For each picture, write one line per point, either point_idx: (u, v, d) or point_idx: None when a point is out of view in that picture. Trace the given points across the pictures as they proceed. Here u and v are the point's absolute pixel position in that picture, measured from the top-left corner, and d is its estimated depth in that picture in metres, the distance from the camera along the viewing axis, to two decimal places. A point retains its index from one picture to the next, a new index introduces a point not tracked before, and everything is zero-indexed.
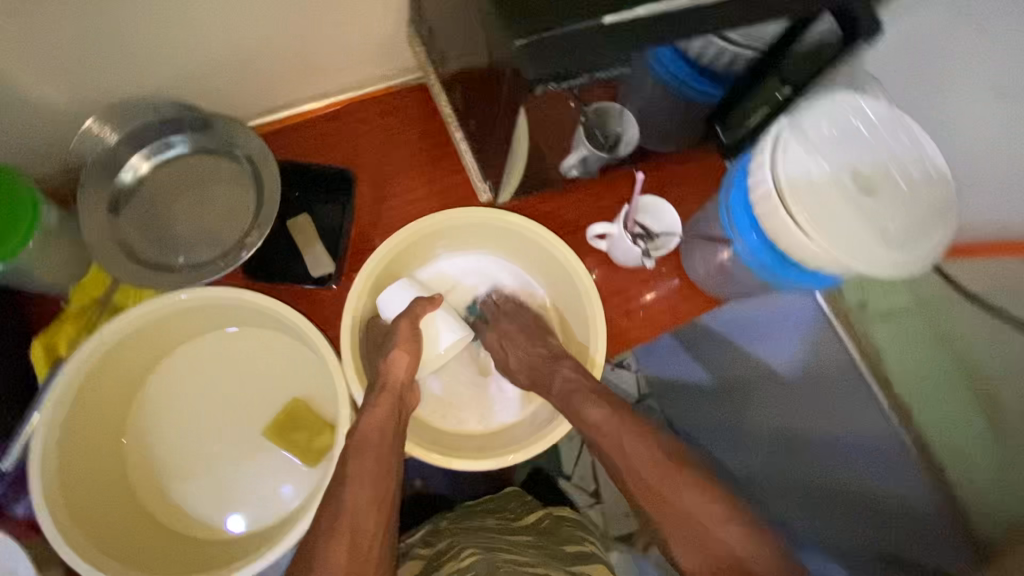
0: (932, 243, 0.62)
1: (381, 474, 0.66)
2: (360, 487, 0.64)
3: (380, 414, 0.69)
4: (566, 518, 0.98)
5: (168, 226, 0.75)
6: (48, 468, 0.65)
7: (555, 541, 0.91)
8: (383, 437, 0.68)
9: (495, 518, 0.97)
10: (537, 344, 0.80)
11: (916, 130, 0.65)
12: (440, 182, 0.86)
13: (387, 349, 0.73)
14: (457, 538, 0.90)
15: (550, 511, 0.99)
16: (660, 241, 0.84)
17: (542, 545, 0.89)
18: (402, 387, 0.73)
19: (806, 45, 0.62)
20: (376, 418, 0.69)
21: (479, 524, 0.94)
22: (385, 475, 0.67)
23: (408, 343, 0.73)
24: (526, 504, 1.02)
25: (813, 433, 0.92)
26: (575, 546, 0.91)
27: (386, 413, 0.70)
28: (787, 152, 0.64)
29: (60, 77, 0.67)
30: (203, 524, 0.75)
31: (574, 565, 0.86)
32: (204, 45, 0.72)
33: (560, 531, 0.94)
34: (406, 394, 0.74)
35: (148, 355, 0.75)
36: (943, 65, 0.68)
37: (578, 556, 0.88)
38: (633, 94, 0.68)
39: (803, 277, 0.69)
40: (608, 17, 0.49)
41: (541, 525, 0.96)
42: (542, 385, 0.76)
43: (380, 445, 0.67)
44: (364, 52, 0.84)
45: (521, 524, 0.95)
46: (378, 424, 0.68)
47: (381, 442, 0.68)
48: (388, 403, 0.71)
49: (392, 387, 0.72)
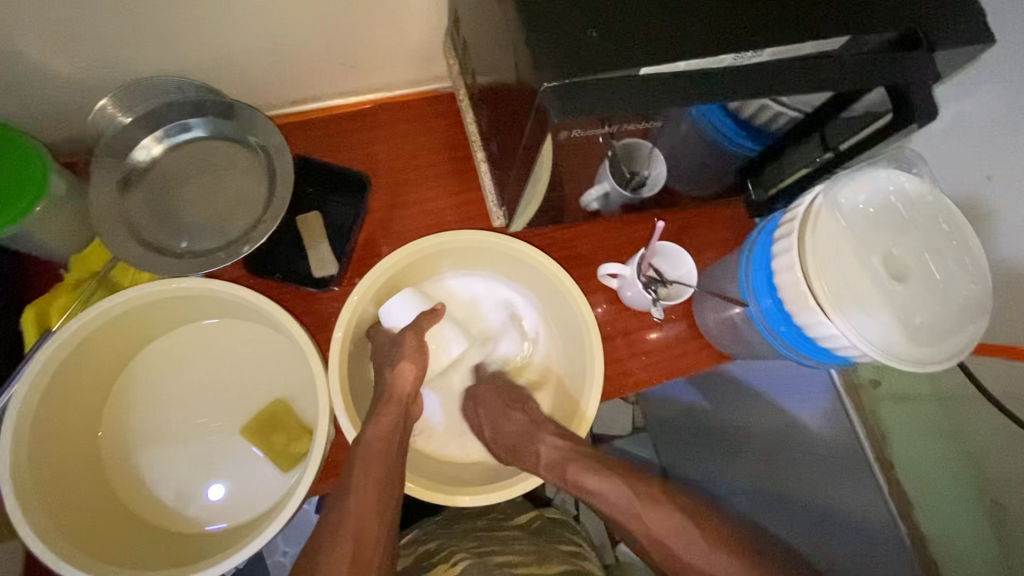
0: (960, 341, 0.59)
1: (384, 486, 0.66)
2: (364, 497, 0.65)
3: (380, 427, 0.69)
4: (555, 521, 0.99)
5: (174, 208, 0.74)
6: (20, 442, 0.64)
7: (548, 541, 0.90)
8: (385, 449, 0.67)
9: (486, 518, 0.94)
10: (515, 412, 0.77)
11: (960, 218, 0.61)
12: (455, 197, 0.84)
13: (394, 359, 0.73)
14: (445, 541, 0.86)
15: (542, 513, 1.00)
16: (672, 289, 0.80)
17: (535, 542, 0.88)
18: (407, 402, 0.72)
19: (852, 115, 0.59)
20: (380, 430, 0.68)
21: (470, 524, 0.91)
22: (391, 488, 0.67)
23: (412, 354, 0.73)
24: (516, 505, 1.00)
25: (809, 496, 0.90)
26: (568, 545, 0.91)
27: (391, 424, 0.70)
28: (817, 225, 0.61)
29: (86, 47, 0.67)
30: (167, 515, 0.74)
31: (571, 560, 0.86)
32: (236, 31, 0.70)
33: (551, 532, 0.94)
34: (410, 408, 0.73)
35: (139, 335, 0.75)
36: (996, 153, 0.64)
37: (570, 556, 0.88)
38: (665, 136, 0.65)
39: (817, 352, 0.66)
40: (646, 68, 0.50)
41: (533, 526, 0.95)
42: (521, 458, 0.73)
43: (381, 456, 0.67)
44: (397, 57, 0.82)
45: (513, 524, 0.94)
46: (381, 436, 0.68)
47: (381, 454, 0.67)
48: (395, 412, 0.71)
49: (397, 399, 0.71)
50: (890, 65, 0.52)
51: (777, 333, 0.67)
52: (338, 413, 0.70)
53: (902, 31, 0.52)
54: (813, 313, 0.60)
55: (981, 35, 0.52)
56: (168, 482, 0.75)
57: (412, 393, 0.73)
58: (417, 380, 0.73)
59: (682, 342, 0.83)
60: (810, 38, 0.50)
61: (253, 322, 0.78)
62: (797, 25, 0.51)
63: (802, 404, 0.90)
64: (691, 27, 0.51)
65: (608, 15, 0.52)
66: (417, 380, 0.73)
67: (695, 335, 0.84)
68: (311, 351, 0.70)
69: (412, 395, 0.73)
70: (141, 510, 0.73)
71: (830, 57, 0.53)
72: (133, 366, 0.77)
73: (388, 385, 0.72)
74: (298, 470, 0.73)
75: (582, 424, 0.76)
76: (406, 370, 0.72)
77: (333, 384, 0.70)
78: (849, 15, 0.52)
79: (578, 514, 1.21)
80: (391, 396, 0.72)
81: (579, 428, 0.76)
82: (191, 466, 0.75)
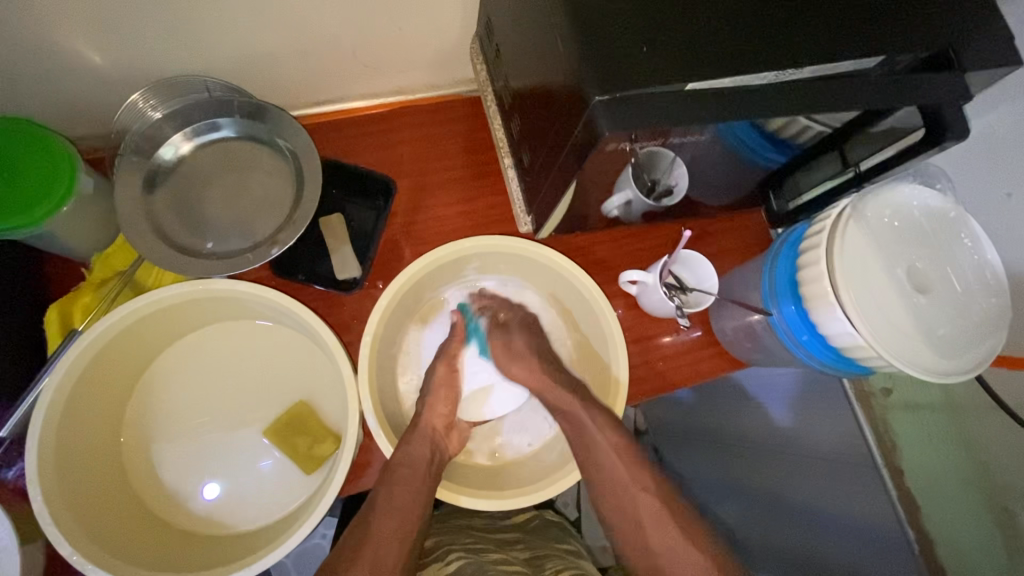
0: (980, 354, 0.60)
1: (405, 513, 0.69)
2: (387, 518, 0.68)
3: (419, 456, 0.71)
4: (551, 521, 0.99)
5: (199, 208, 0.74)
6: (46, 445, 0.64)
7: (542, 540, 0.90)
8: (414, 475, 0.70)
9: (482, 518, 0.93)
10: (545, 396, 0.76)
11: (979, 232, 0.63)
12: (478, 200, 0.84)
13: (424, 391, 0.78)
14: (441, 539, 0.85)
15: (539, 514, 1.00)
16: (693, 296, 0.80)
17: (531, 541, 0.88)
18: (436, 434, 0.75)
19: (879, 129, 0.60)
20: (408, 456, 0.71)
21: (466, 522, 0.90)
22: (412, 512, 0.69)
23: (442, 383, 0.79)
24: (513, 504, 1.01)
25: (812, 505, 0.92)
26: (564, 543, 0.92)
27: (423, 455, 0.72)
28: (845, 237, 0.62)
29: (118, 46, 0.67)
30: (191, 518, 0.73)
31: (568, 558, 0.86)
32: (267, 30, 0.70)
33: (548, 531, 0.94)
34: (439, 441, 0.75)
35: (164, 335, 0.75)
36: (1014, 171, 0.66)
37: (569, 552, 0.89)
38: (695, 150, 0.66)
39: (841, 363, 0.67)
40: (692, 84, 0.51)
41: (530, 525, 0.95)
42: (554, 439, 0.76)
43: (408, 483, 0.70)
44: (423, 61, 0.83)
45: (511, 523, 0.94)
46: (415, 465, 0.71)
47: (412, 479, 0.70)
48: (425, 442, 0.73)
49: (427, 432, 0.74)
50: (920, 84, 0.54)
51: (800, 341, 0.68)
52: (368, 415, 0.71)
53: (935, 50, 0.54)
54: (840, 324, 0.61)
55: (1010, 55, 0.54)
56: (192, 485, 0.74)
57: (442, 425, 0.76)
58: (447, 413, 0.77)
59: (698, 348, 0.84)
60: (850, 56, 0.52)
61: (276, 323, 0.78)
62: (837, 45, 0.52)
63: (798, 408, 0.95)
64: (737, 44, 0.52)
65: (654, 29, 0.53)
66: (445, 417, 0.77)
67: (712, 342, 0.85)
68: (342, 356, 0.70)
69: (445, 428, 0.77)
70: (162, 512, 0.73)
71: (865, 76, 0.54)
72: (156, 366, 0.77)
73: (421, 414, 0.75)
74: (323, 473, 0.73)
75: (617, 399, 0.77)
76: (438, 403, 0.77)
77: (363, 390, 0.71)
78: (886, 35, 0.53)
79: (579, 518, 1.23)
80: (425, 428, 0.74)
81: (614, 403, 0.78)
82: (213, 469, 0.75)
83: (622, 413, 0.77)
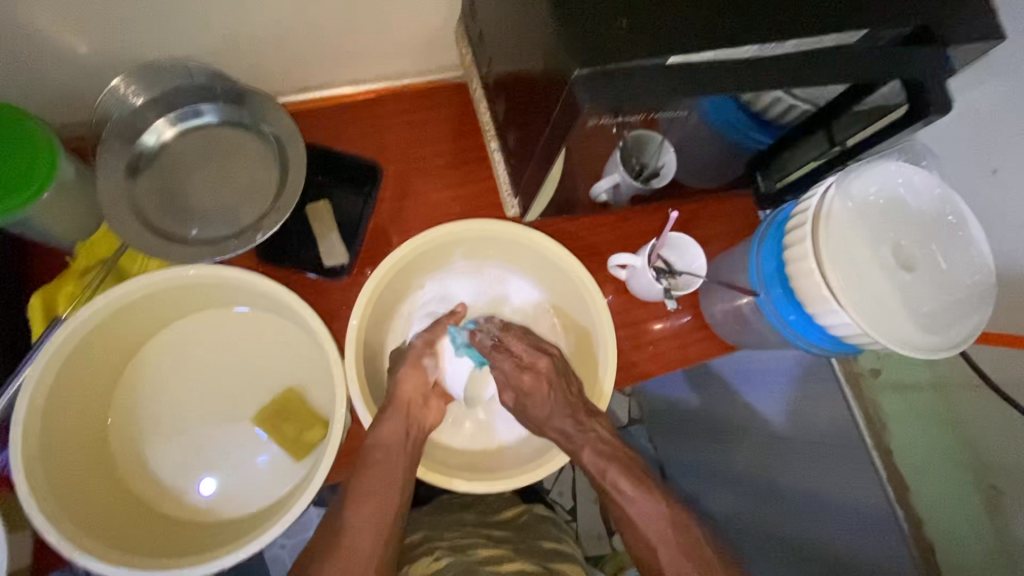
0: (965, 331, 0.60)
1: (383, 495, 0.69)
2: (360, 509, 0.68)
3: (391, 434, 0.70)
4: (543, 518, 0.97)
5: (183, 195, 0.74)
6: (29, 435, 0.63)
7: (532, 538, 0.89)
8: (389, 456, 0.70)
9: (472, 511, 0.93)
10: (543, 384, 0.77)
11: (965, 209, 0.63)
12: (467, 186, 0.83)
13: (399, 369, 0.77)
14: (432, 533, 0.86)
15: (530, 509, 0.98)
16: (683, 279, 0.79)
17: (519, 540, 0.87)
18: (412, 409, 0.74)
19: (864, 105, 0.60)
20: (383, 437, 0.70)
21: (456, 516, 0.91)
22: (391, 496, 0.70)
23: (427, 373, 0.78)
24: (505, 499, 0.99)
25: (794, 488, 0.94)
26: (552, 543, 0.90)
27: (396, 433, 0.71)
28: (829, 213, 0.62)
29: (91, 31, 0.65)
30: (181, 505, 0.73)
31: (552, 561, 0.85)
32: (246, 15, 0.69)
33: (537, 528, 0.92)
34: (417, 412, 0.74)
35: (151, 323, 0.75)
36: (1001, 145, 0.66)
37: (554, 555, 0.87)
38: (681, 131, 0.65)
39: (825, 340, 0.67)
40: (673, 58, 0.50)
41: (518, 521, 0.94)
42: (530, 415, 0.77)
43: (383, 466, 0.70)
44: (409, 45, 0.82)
45: (499, 519, 0.93)
46: (386, 445, 0.70)
47: (385, 461, 0.70)
48: (401, 422, 0.71)
49: (401, 407, 0.72)
50: (904, 60, 0.54)
51: (787, 322, 0.68)
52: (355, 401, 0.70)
53: (917, 26, 0.54)
54: (825, 302, 0.61)
55: (990, 30, 0.54)
56: (182, 474, 0.74)
57: (418, 397, 0.75)
58: (423, 388, 0.77)
59: (688, 332, 0.84)
60: (831, 31, 0.51)
61: (263, 311, 0.78)
62: (819, 17, 0.52)
63: (778, 396, 0.97)
64: (719, 17, 0.52)
65: (634, 5, 0.52)
66: (421, 387, 0.76)
67: (702, 326, 0.84)
68: (327, 339, 0.69)
69: (422, 399, 0.76)
70: (153, 501, 0.73)
71: (850, 50, 0.54)
72: (143, 353, 0.77)
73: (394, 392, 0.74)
74: (311, 459, 0.73)
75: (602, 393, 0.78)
76: (411, 376, 0.76)
77: (350, 376, 0.70)
78: (868, 9, 0.53)
79: (574, 506, 1.27)
80: (399, 402, 0.73)
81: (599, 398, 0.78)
82: (202, 458, 0.75)
83: (606, 407, 0.78)
